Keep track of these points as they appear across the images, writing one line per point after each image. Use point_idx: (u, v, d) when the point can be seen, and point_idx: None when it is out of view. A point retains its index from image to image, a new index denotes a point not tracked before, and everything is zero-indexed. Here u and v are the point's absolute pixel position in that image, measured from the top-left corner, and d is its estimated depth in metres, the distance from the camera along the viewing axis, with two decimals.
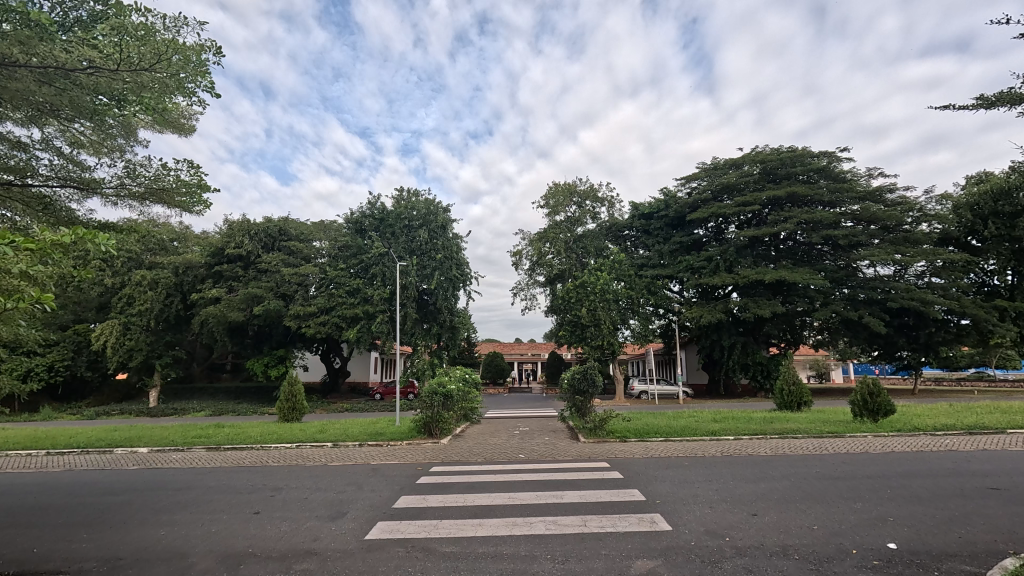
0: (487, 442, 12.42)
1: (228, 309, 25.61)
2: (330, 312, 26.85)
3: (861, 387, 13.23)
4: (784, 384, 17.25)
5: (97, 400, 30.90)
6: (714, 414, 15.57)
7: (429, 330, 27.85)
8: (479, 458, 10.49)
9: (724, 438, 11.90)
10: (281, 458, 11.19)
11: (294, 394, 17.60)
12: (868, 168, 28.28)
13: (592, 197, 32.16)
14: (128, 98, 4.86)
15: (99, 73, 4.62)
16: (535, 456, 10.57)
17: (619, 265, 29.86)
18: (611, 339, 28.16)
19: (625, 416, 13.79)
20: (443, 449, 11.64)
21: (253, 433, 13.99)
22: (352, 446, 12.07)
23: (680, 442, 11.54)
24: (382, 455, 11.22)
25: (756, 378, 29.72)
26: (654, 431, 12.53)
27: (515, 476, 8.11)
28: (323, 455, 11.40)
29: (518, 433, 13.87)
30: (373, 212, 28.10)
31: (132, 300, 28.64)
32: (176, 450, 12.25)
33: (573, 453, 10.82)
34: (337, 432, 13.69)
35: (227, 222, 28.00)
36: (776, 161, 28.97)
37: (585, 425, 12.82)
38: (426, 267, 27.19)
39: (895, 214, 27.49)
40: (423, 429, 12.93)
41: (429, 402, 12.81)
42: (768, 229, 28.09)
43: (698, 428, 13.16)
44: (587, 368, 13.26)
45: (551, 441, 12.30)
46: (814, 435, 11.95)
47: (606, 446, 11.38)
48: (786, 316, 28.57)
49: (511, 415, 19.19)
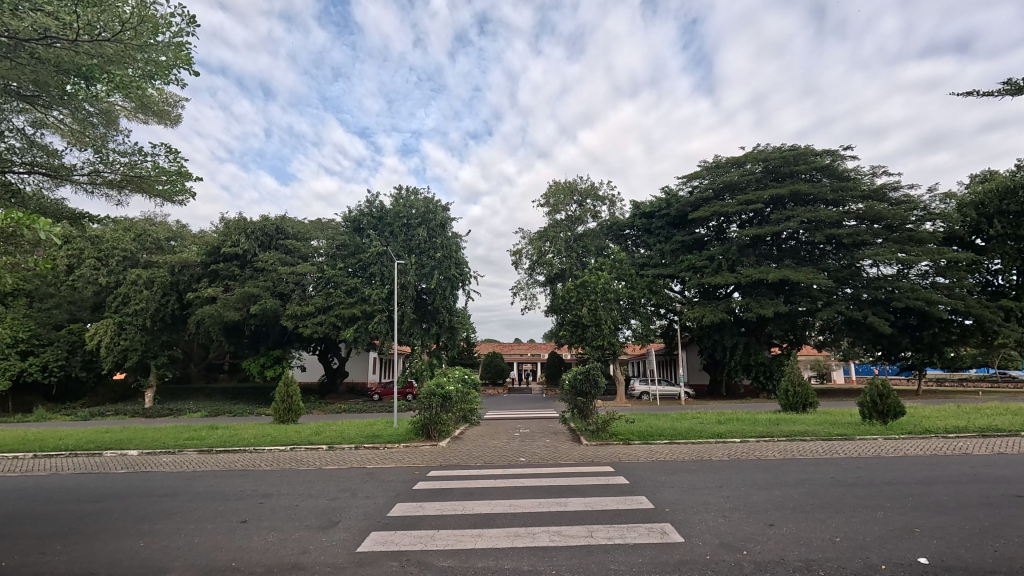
0: (487, 444, 12.09)
1: (224, 308, 25.25)
2: (327, 312, 26.52)
3: (870, 388, 12.89)
4: (789, 385, 16.94)
5: (92, 400, 30.52)
6: (718, 416, 15.26)
7: (428, 331, 27.52)
8: (479, 461, 10.15)
9: (731, 441, 11.58)
10: (275, 461, 10.83)
11: (290, 395, 17.25)
12: (872, 167, 27.99)
13: (592, 195, 31.84)
14: (92, 71, 5.46)
15: (60, 45, 5.19)
16: (537, 459, 10.24)
17: (620, 265, 29.58)
18: (612, 339, 27.87)
19: (628, 418, 13.47)
20: (442, 452, 11.31)
21: (246, 435, 13.65)
22: (348, 449, 11.73)
23: (686, 445, 11.23)
24: (378, 458, 10.88)
25: (758, 379, 29.43)
26: (658, 434, 12.20)
27: (516, 481, 7.78)
28: (318, 458, 11.04)
29: (518, 435, 13.55)
30: (371, 211, 27.76)
31: (127, 300, 28.28)
32: (166, 453, 11.90)
33: (575, 456, 10.50)
34: (333, 434, 13.36)
35: (224, 221, 27.66)
36: (779, 159, 28.67)
37: (588, 427, 12.50)
38: (425, 266, 26.88)
39: (900, 212, 27.20)
40: (421, 431, 12.59)
41: (427, 403, 12.48)
42: (771, 228, 27.79)
43: (703, 430, 12.85)
44: (590, 368, 12.92)
45: (552, 444, 11.97)
46: (823, 437, 11.63)
47: (610, 448, 11.05)
48: (790, 317, 28.24)
49: (511, 417, 18.87)
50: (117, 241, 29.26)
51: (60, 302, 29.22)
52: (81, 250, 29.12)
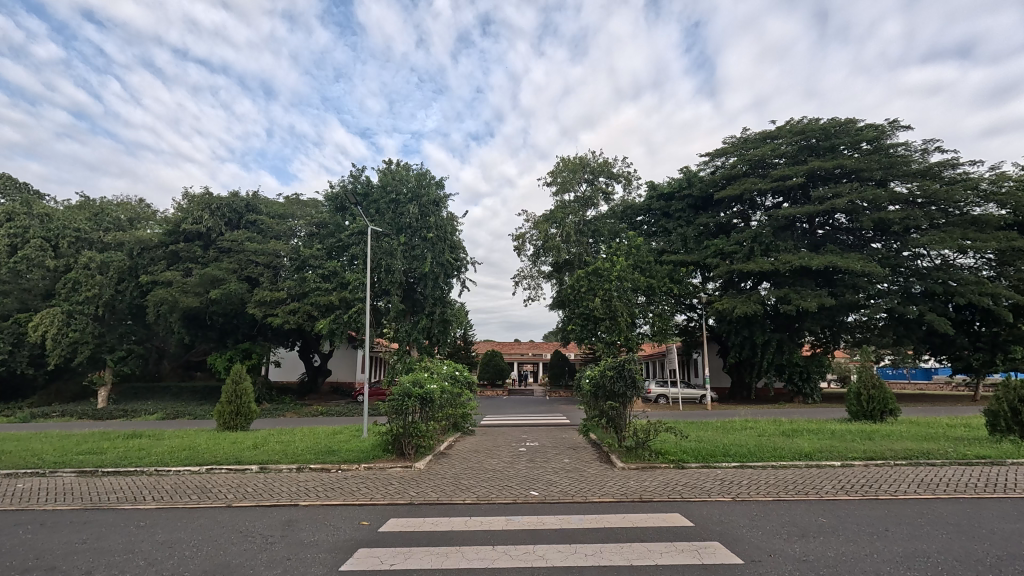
0: (482, 467, 8.59)
1: (181, 293, 21.81)
2: (303, 299, 23.09)
3: (1004, 392, 9.48)
4: (861, 388, 13.56)
5: (42, 399, 27.13)
6: (779, 427, 11.91)
7: (417, 323, 24.16)
8: (468, 498, 6.68)
9: (829, 466, 8.08)
10: (171, 492, 7.38)
11: (238, 397, 13.81)
12: (924, 142, 24.60)
13: (606, 172, 28.49)
14: None
15: None
16: (556, 494, 6.72)
17: (637, 252, 26.41)
18: (628, 335, 24.58)
19: (673, 430, 10.01)
20: (417, 479, 7.86)
21: (159, 449, 10.17)
22: (285, 472, 8.27)
23: (767, 473, 7.82)
24: (325, 488, 7.43)
25: (792, 381, 26.27)
26: (721, 453, 8.76)
27: (531, 556, 4.28)
28: (236, 487, 7.57)
29: (524, 452, 10.13)
30: (355, 186, 24.22)
31: (78, 286, 24.93)
32: (28, 476, 8.41)
33: (614, 490, 7.04)
34: (277, 448, 10.00)
35: (188, 197, 24.41)
36: (819, 131, 25.32)
37: (623, 444, 9.09)
38: (416, 249, 23.59)
39: (958, 192, 23.93)
40: (391, 446, 9.18)
41: (397, 408, 9.01)
42: (812, 209, 24.47)
43: (777, 446, 9.41)
44: (632, 362, 9.40)
45: (575, 467, 8.56)
46: (963, 461, 8.15)
47: (660, 476, 7.69)
48: (832, 311, 24.84)
49: (512, 423, 15.53)
50: (69, 220, 25.88)
51: (8, 290, 25.99)
52: (27, 228, 25.63)
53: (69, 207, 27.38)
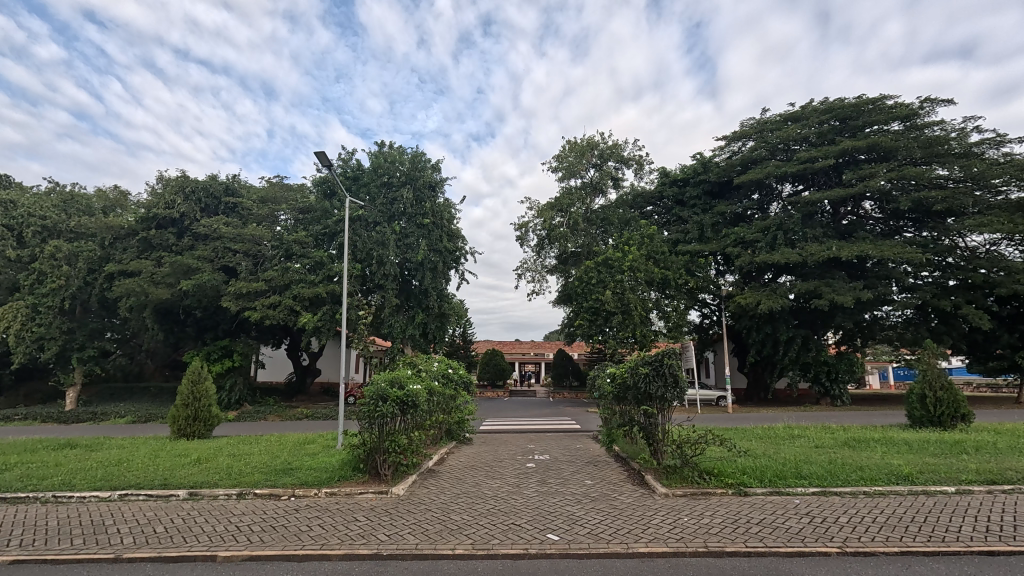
0: (480, 493, 6.56)
1: (150, 284, 19.82)
2: (285, 291, 21.10)
3: None
4: (926, 389, 11.56)
5: (9, 401, 25.23)
6: (840, 437, 9.90)
7: (412, 318, 22.15)
8: (455, 548, 4.60)
9: (943, 494, 6.04)
10: (49, 535, 5.30)
11: (197, 400, 11.84)
12: (964, 120, 22.51)
13: (615, 156, 26.53)
14: None
15: None
16: (583, 543, 4.67)
17: (650, 242, 24.43)
18: (642, 331, 22.57)
19: (720, 446, 7.94)
20: (389, 512, 5.79)
21: (75, 466, 8.11)
22: (220, 501, 6.26)
23: (865, 503, 5.76)
24: (262, 526, 5.36)
25: (818, 381, 24.28)
26: (792, 475, 6.74)
27: None
28: (144, 524, 5.52)
29: (533, 469, 8.13)
30: (344, 169, 22.29)
31: (44, 278, 23.02)
32: None
33: (665, 532, 4.97)
34: (225, 464, 7.97)
35: (162, 180, 22.48)
36: (848, 109, 23.27)
37: (663, 463, 7.03)
38: (409, 236, 21.61)
39: (1004, 174, 21.77)
40: (364, 464, 7.16)
41: (371, 415, 6.94)
42: (841, 193, 22.39)
43: (857, 464, 7.38)
44: (673, 355, 7.35)
45: (602, 492, 6.52)
46: None
47: (723, 509, 5.65)
48: (863, 305, 22.82)
49: (516, 429, 13.55)
50: (36, 206, 23.96)
51: None
52: None
53: (39, 193, 25.48)
